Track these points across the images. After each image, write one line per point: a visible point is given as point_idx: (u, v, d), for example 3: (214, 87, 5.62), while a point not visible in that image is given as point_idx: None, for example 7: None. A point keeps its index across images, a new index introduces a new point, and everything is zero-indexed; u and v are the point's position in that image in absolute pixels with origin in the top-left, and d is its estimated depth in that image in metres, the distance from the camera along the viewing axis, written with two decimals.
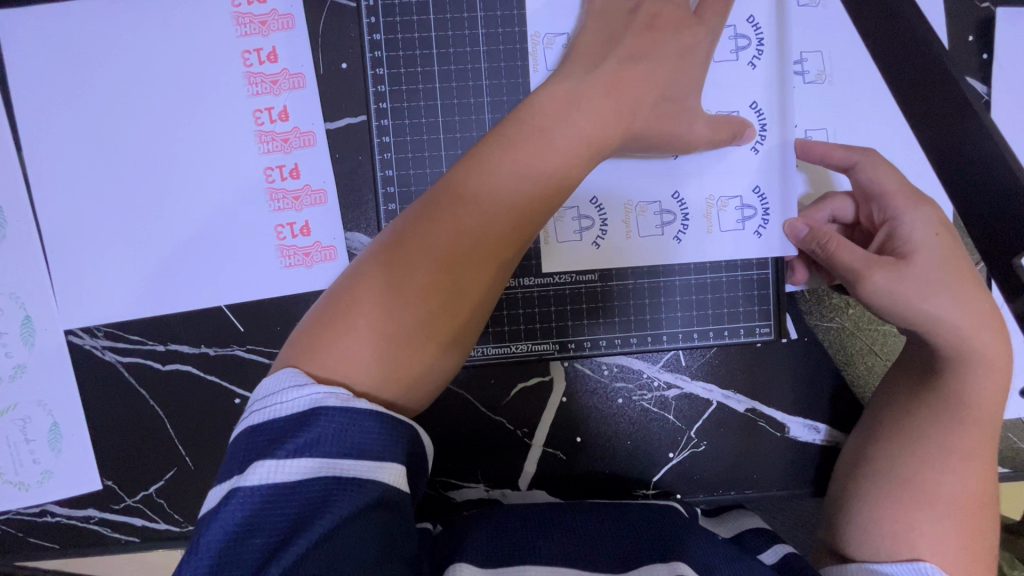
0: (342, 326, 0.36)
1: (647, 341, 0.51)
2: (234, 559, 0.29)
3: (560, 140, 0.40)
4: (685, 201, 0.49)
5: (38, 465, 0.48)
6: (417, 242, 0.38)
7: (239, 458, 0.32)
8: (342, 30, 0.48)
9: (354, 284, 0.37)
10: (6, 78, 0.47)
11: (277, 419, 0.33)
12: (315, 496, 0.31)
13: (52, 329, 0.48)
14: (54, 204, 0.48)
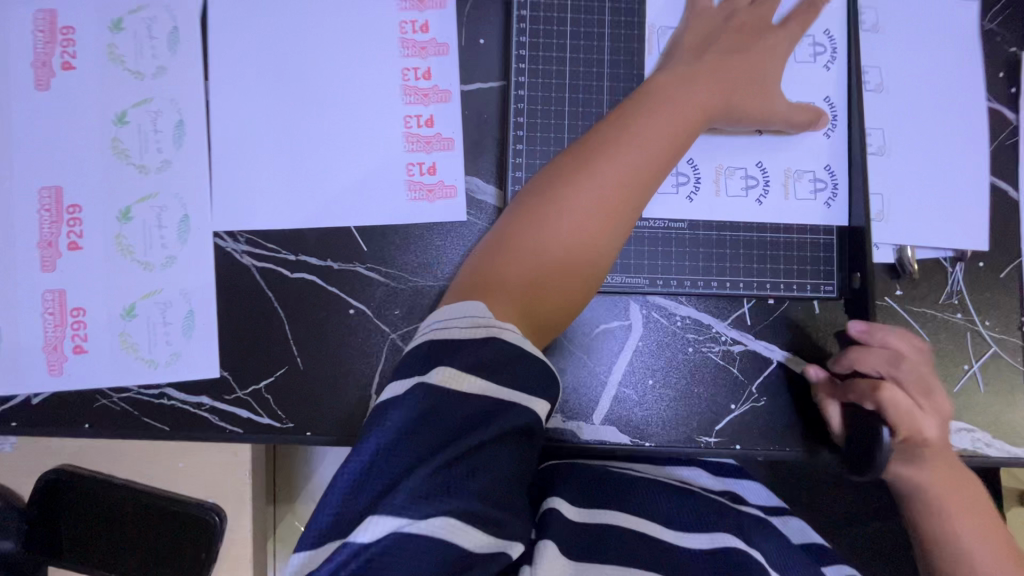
0: (495, 284, 0.44)
1: (726, 286, 0.57)
2: (415, 435, 0.36)
3: (677, 117, 0.49)
4: (768, 172, 0.57)
5: (169, 346, 0.54)
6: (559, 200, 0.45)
7: (424, 360, 0.39)
8: (485, 14, 0.58)
9: (500, 256, 0.45)
10: (206, 19, 0.56)
11: (455, 336, 0.40)
12: (483, 409, 0.38)
13: (204, 229, 0.55)
14: (228, 126, 0.56)
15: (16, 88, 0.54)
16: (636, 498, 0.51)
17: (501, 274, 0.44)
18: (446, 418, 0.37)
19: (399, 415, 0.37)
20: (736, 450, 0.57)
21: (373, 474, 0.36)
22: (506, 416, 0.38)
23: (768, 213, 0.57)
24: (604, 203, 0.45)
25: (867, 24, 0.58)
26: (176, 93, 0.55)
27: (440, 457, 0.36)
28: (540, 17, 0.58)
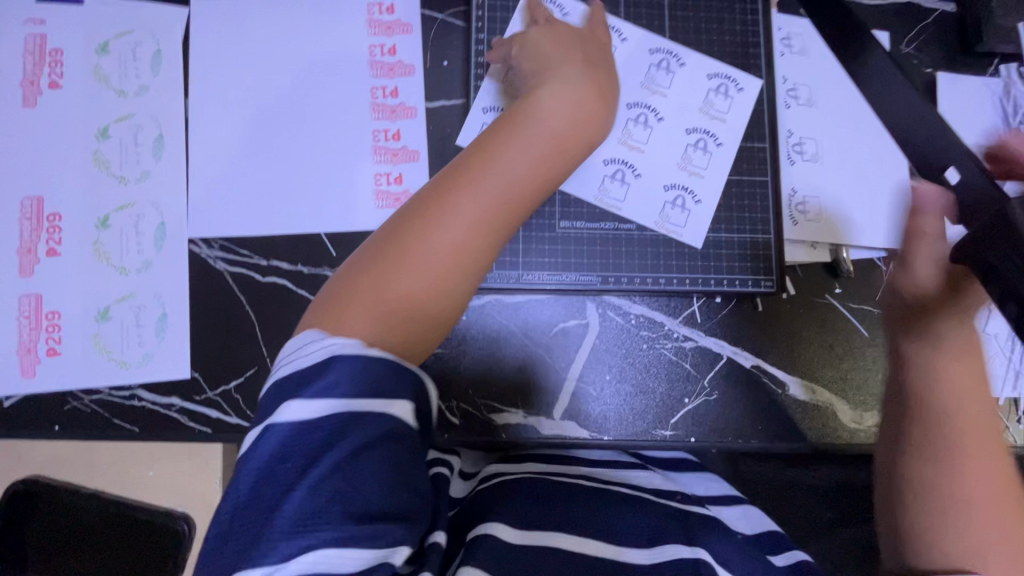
0: (340, 314, 0.43)
1: (673, 282, 0.61)
2: (273, 472, 0.38)
3: (527, 158, 0.49)
4: (714, 134, 0.63)
5: (141, 348, 0.56)
6: (408, 240, 0.45)
7: (273, 400, 0.41)
8: (448, 39, 0.63)
9: (343, 292, 0.44)
10: (188, 43, 0.61)
11: (301, 367, 0.41)
12: (336, 428, 0.39)
13: (180, 236, 0.58)
14: (206, 139, 0.60)
15: (3, 105, 0.58)
16: (580, 516, 0.54)
17: (357, 300, 0.44)
18: (308, 441, 0.39)
19: (258, 458, 0.39)
20: (691, 442, 0.60)
21: (252, 511, 0.38)
22: (360, 433, 0.39)
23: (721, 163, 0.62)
24: (450, 246, 0.46)
25: (795, 47, 0.64)
26: (156, 110, 0.59)
27: (303, 486, 0.37)
28: (497, 39, 0.62)
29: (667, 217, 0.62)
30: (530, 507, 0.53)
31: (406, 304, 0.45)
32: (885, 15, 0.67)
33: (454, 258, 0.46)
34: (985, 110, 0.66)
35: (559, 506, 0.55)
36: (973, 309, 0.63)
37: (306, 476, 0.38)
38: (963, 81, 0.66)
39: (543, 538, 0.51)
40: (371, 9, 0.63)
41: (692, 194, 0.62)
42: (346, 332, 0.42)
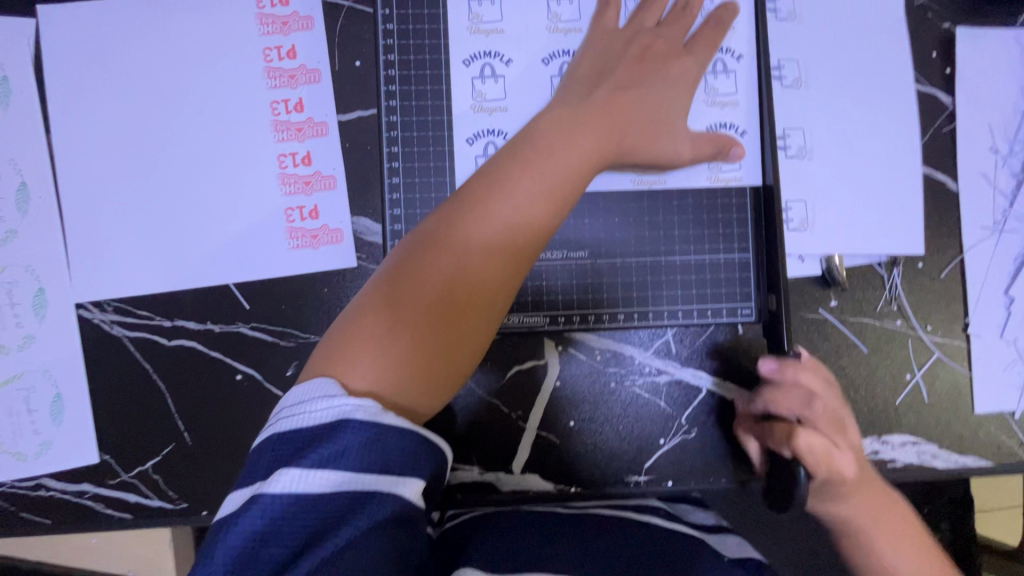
0: (353, 357, 0.37)
1: (635, 318, 0.53)
2: (252, 560, 0.31)
3: (566, 158, 0.42)
4: (730, 49, 0.52)
5: (38, 436, 0.49)
6: (436, 260, 0.39)
7: (266, 465, 0.34)
8: (358, 31, 0.52)
9: (349, 329, 0.39)
10: (42, 67, 0.50)
11: (303, 428, 0.34)
12: (336, 511, 0.32)
13: (65, 302, 0.50)
14: (79, 184, 0.50)
15: None
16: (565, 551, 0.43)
17: (387, 319, 0.38)
18: (301, 518, 0.32)
19: (236, 538, 0.32)
20: (668, 487, 0.54)
21: None
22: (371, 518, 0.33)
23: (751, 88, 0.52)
24: (481, 266, 0.40)
25: (783, 12, 0.53)
26: (13, 153, 0.49)
27: None
28: (408, 30, 0.51)
29: (718, 164, 0.52)
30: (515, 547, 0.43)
31: (426, 335, 0.38)
32: None
33: (453, 312, 0.39)
34: (1013, 71, 0.55)
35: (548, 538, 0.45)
36: (989, 314, 0.55)
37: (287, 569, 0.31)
38: (987, 38, 0.55)
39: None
40: (259, 2, 0.51)
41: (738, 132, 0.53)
42: (356, 383, 0.36)
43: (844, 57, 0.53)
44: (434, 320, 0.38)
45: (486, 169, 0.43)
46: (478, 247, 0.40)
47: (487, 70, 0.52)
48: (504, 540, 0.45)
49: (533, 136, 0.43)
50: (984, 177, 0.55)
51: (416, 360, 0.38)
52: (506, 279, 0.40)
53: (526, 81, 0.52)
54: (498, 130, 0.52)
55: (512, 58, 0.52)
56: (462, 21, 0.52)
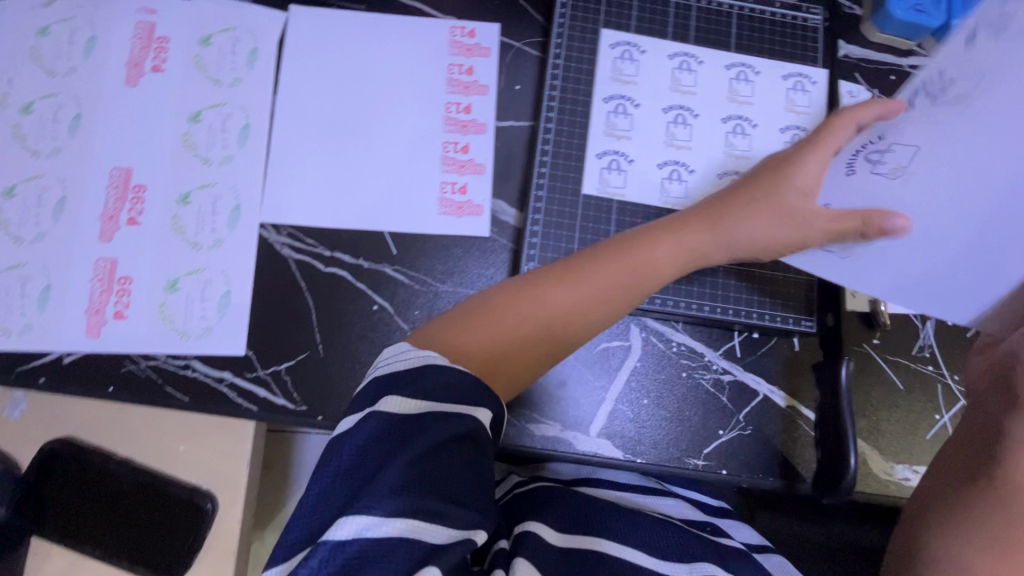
0: (453, 347, 0.48)
1: (715, 312, 0.61)
2: (365, 458, 0.40)
3: (665, 244, 0.51)
4: (801, 126, 0.63)
5: (203, 322, 0.58)
6: (540, 298, 0.49)
7: (370, 396, 0.44)
8: (524, 65, 0.67)
9: (451, 327, 0.49)
10: (282, 45, 0.65)
11: (398, 370, 0.44)
12: (421, 426, 0.41)
13: (253, 220, 0.61)
14: (287, 133, 0.63)
15: (107, 82, 0.61)
16: (613, 525, 0.52)
17: (481, 324, 0.48)
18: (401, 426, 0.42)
19: (353, 441, 0.41)
20: (722, 475, 0.60)
21: (344, 484, 0.40)
22: (456, 438, 0.42)
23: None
24: (570, 312, 0.49)
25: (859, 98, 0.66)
26: (246, 101, 0.63)
27: (385, 472, 0.39)
28: (571, 68, 0.64)
29: None
30: (567, 516, 0.52)
31: (516, 351, 0.48)
32: None
33: (544, 339, 0.49)
34: None
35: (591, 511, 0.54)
36: None
37: (397, 456, 0.40)
38: None
39: (579, 543, 0.49)
40: (453, 31, 0.67)
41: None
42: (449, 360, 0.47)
43: None
44: (524, 340, 0.49)
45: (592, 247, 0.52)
46: (553, 311, 0.49)
47: (620, 108, 0.63)
48: (576, 509, 0.54)
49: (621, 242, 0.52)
50: None
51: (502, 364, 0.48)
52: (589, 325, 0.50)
53: (649, 120, 0.63)
54: (623, 153, 0.62)
55: (641, 102, 0.63)
56: (607, 70, 0.64)
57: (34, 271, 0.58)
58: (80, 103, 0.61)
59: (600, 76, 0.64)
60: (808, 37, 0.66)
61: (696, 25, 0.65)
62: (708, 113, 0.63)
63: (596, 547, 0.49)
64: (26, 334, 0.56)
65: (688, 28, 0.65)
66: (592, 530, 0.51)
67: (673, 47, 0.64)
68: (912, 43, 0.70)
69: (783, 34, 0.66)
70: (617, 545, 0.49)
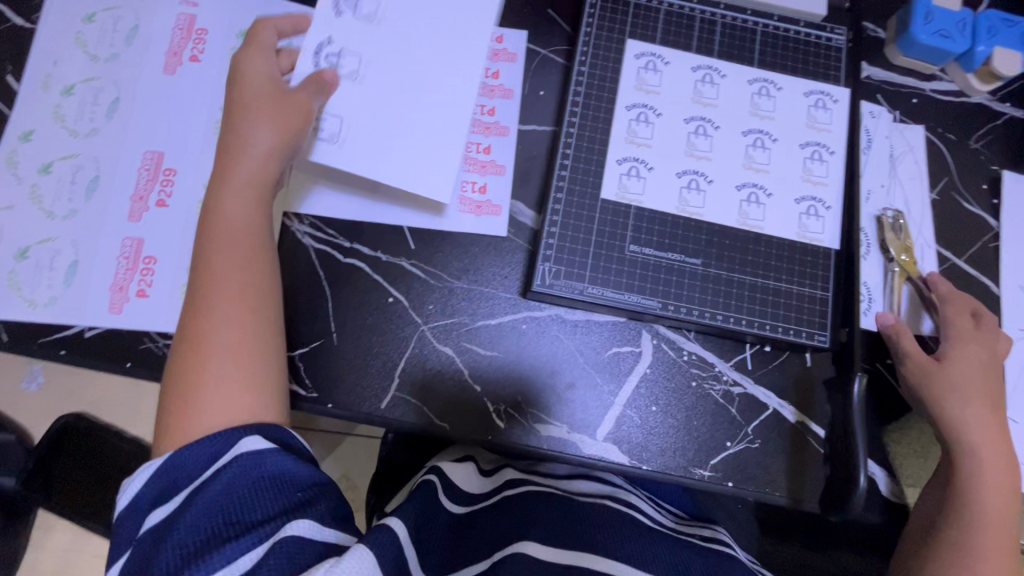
0: (189, 408, 0.47)
1: (729, 322, 0.61)
2: (201, 542, 0.42)
3: (242, 167, 0.53)
4: (828, 145, 0.64)
5: None
6: (197, 300, 0.50)
7: (137, 518, 0.45)
8: (549, 71, 0.68)
9: (184, 399, 0.48)
10: None
11: (142, 507, 0.45)
12: (160, 482, 0.45)
13: (278, 208, 0.62)
14: None
15: (146, 70, 0.64)
16: (605, 540, 0.53)
17: (192, 380, 0.48)
18: (162, 509, 0.45)
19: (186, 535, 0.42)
20: (728, 488, 0.60)
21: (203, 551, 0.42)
22: (230, 472, 0.44)
23: (836, 175, 0.64)
24: (238, 325, 0.50)
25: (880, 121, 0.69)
26: None
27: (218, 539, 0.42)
28: (596, 74, 0.65)
29: (806, 226, 0.63)
30: (555, 528, 0.54)
31: (191, 362, 0.48)
32: (957, 111, 0.70)
33: (242, 363, 0.49)
34: None
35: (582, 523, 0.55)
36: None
37: (194, 503, 0.43)
38: None
39: (568, 557, 0.50)
40: None
41: (824, 206, 0.63)
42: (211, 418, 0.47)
43: (913, 172, 0.68)
44: (186, 353, 0.49)
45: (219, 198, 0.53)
46: (224, 340, 0.49)
47: (643, 116, 0.64)
48: (567, 521, 0.55)
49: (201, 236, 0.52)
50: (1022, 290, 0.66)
51: (241, 399, 0.48)
52: (266, 337, 0.50)
53: (670, 129, 0.64)
54: (643, 161, 0.63)
55: (663, 111, 0.64)
56: (630, 79, 0.65)
57: (64, 246, 0.59)
58: (120, 87, 0.63)
59: (624, 85, 0.65)
60: (832, 56, 0.67)
61: (720, 41, 0.66)
62: (728, 125, 0.64)
63: (589, 563, 0.50)
64: (51, 306, 0.58)
65: (712, 42, 0.66)
66: (580, 544, 0.52)
67: (697, 59, 0.65)
68: (936, 67, 0.70)
69: (809, 53, 0.67)
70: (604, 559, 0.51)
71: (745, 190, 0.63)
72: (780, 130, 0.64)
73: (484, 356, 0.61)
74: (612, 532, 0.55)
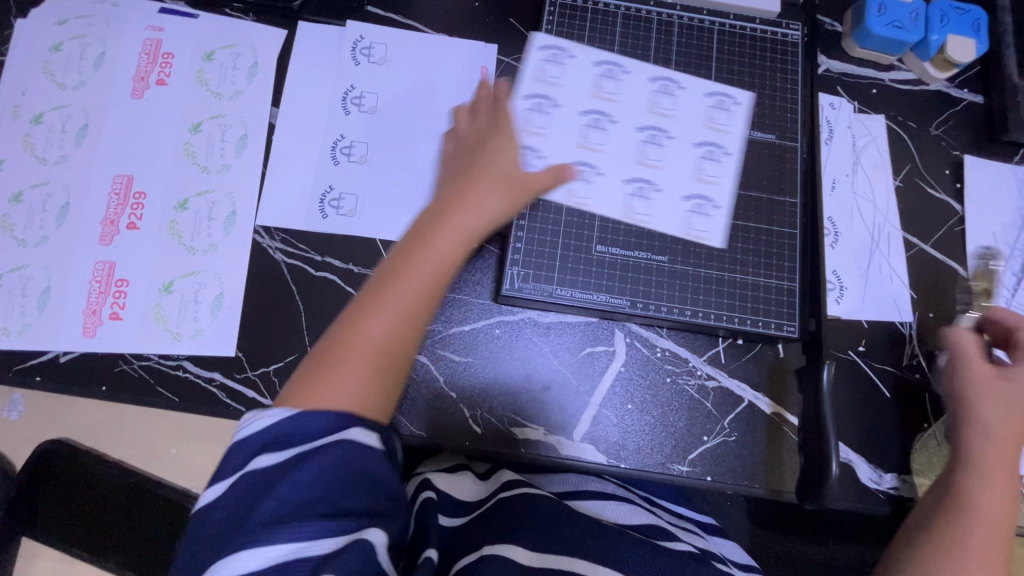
0: (318, 381, 0.44)
1: (699, 316, 0.61)
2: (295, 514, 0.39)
3: (477, 202, 0.53)
4: (788, 139, 0.65)
5: (195, 323, 0.60)
6: (370, 298, 0.48)
7: (244, 451, 0.42)
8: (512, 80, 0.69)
9: (305, 375, 0.45)
10: (282, 62, 0.68)
11: (256, 439, 0.42)
12: (277, 437, 0.41)
13: (248, 225, 0.63)
14: (283, 144, 0.65)
15: (114, 96, 0.65)
16: (582, 540, 0.53)
17: (328, 368, 0.45)
18: (268, 456, 0.41)
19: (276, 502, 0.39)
20: (707, 482, 0.60)
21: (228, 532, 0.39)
22: (330, 457, 0.40)
23: (672, 161, 0.64)
24: (385, 315, 0.47)
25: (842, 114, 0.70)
26: (245, 112, 0.66)
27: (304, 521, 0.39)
28: None
29: (693, 223, 0.63)
30: (534, 527, 0.53)
31: (332, 354, 0.46)
32: (916, 99, 0.72)
33: (372, 352, 0.46)
34: (1011, 196, 0.70)
35: (556, 519, 0.55)
36: None
37: (286, 482, 0.40)
38: (990, 167, 0.70)
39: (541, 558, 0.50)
40: (446, 45, 0.69)
41: (642, 187, 0.63)
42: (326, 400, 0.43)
43: (877, 162, 0.69)
44: (328, 347, 0.46)
45: (420, 223, 0.52)
46: (365, 334, 0.46)
47: (597, 122, 0.64)
48: (543, 522, 0.54)
49: (406, 253, 0.49)
50: (989, 271, 0.67)
51: (366, 393, 0.45)
52: (396, 330, 0.47)
53: (622, 137, 0.64)
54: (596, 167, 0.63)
55: (616, 119, 0.64)
56: (587, 85, 0.65)
57: (37, 273, 0.60)
58: (88, 114, 0.64)
59: (580, 88, 0.65)
60: (789, 52, 0.68)
61: (678, 42, 0.67)
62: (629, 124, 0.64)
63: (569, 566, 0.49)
64: (26, 333, 0.58)
65: (670, 43, 0.67)
66: (561, 547, 0.51)
67: (609, 60, 0.66)
68: (893, 58, 0.71)
69: (766, 49, 0.68)
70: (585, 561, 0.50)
71: (636, 186, 0.63)
72: (684, 130, 0.65)
73: (459, 363, 0.61)
74: (591, 536, 0.54)
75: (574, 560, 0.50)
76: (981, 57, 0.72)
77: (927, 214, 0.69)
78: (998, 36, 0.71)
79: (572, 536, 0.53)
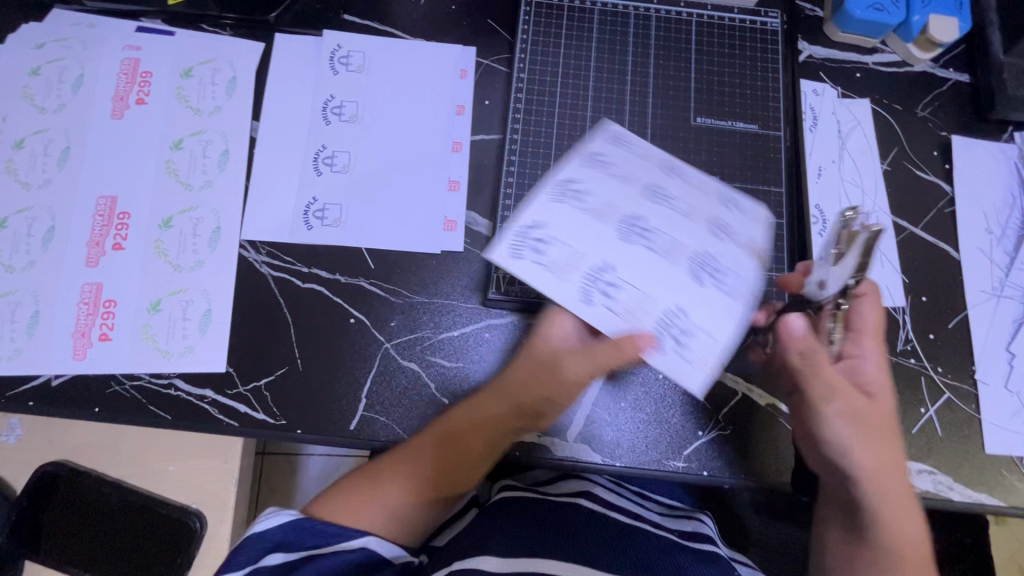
0: (363, 498, 0.55)
1: None
2: None
3: (565, 379, 0.53)
4: (772, 128, 0.65)
5: (185, 340, 0.60)
6: (421, 442, 0.56)
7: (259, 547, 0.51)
8: (493, 80, 0.69)
9: (363, 487, 0.55)
10: (262, 75, 0.67)
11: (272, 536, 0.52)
12: (294, 530, 0.52)
13: (232, 240, 0.63)
14: (264, 158, 0.65)
15: (95, 117, 0.65)
16: (565, 548, 0.53)
17: (372, 488, 0.55)
18: (277, 555, 0.51)
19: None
20: (704, 476, 0.59)
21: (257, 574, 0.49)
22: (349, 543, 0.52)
23: (665, 242, 0.52)
24: (428, 463, 0.55)
25: (827, 99, 0.70)
26: (225, 127, 0.65)
27: None
28: (536, 79, 0.66)
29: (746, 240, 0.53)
30: (512, 541, 0.53)
31: (371, 477, 0.56)
32: (901, 81, 0.71)
33: (411, 489, 0.55)
34: (1000, 174, 0.69)
35: (537, 531, 0.55)
36: (993, 365, 0.63)
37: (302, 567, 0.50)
38: (979, 145, 0.70)
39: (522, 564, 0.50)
40: (424, 50, 0.69)
41: (682, 313, 0.50)
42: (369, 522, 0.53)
43: (864, 146, 0.69)
44: (373, 469, 0.56)
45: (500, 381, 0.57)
46: (408, 468, 0.55)
47: (576, 195, 0.53)
48: (525, 531, 0.55)
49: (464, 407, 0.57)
50: (981, 251, 0.66)
51: (396, 524, 0.55)
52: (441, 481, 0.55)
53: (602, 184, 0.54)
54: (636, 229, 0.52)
55: (576, 176, 0.54)
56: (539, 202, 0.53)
57: (24, 297, 0.60)
58: (69, 136, 0.64)
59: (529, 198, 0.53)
60: (769, 40, 0.67)
61: (657, 36, 0.67)
62: (597, 245, 0.52)
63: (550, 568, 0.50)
64: (16, 358, 0.59)
65: (649, 38, 0.67)
66: (541, 551, 0.52)
67: (514, 231, 0.51)
68: (876, 40, 0.70)
69: (746, 39, 0.67)
70: (568, 563, 0.50)
71: (696, 271, 0.51)
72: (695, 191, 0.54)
73: (449, 369, 0.61)
74: (570, 539, 0.55)
75: (558, 562, 0.50)
76: (966, 35, 0.72)
77: (917, 196, 0.68)
78: (981, 13, 0.71)
79: (551, 541, 0.54)
